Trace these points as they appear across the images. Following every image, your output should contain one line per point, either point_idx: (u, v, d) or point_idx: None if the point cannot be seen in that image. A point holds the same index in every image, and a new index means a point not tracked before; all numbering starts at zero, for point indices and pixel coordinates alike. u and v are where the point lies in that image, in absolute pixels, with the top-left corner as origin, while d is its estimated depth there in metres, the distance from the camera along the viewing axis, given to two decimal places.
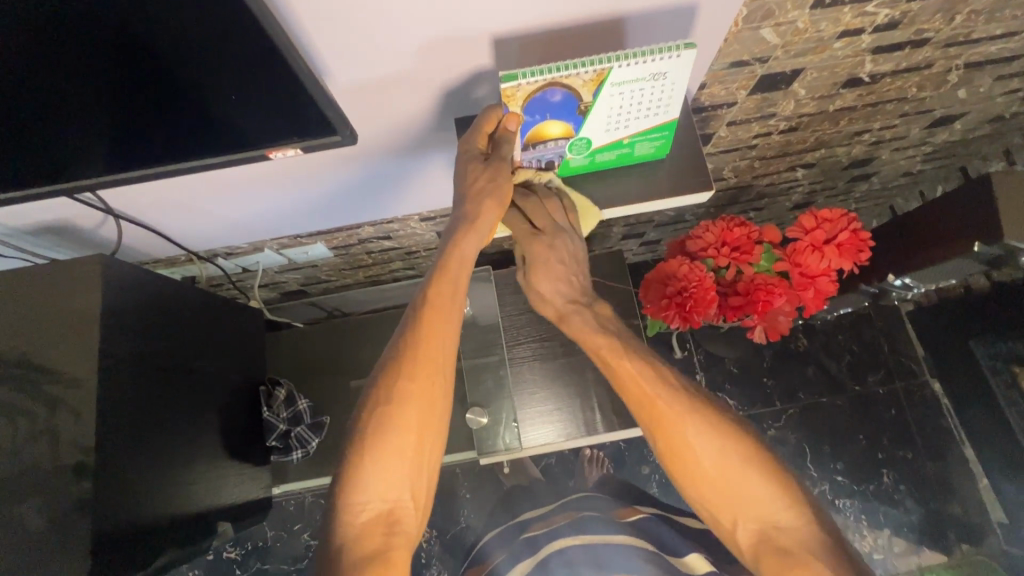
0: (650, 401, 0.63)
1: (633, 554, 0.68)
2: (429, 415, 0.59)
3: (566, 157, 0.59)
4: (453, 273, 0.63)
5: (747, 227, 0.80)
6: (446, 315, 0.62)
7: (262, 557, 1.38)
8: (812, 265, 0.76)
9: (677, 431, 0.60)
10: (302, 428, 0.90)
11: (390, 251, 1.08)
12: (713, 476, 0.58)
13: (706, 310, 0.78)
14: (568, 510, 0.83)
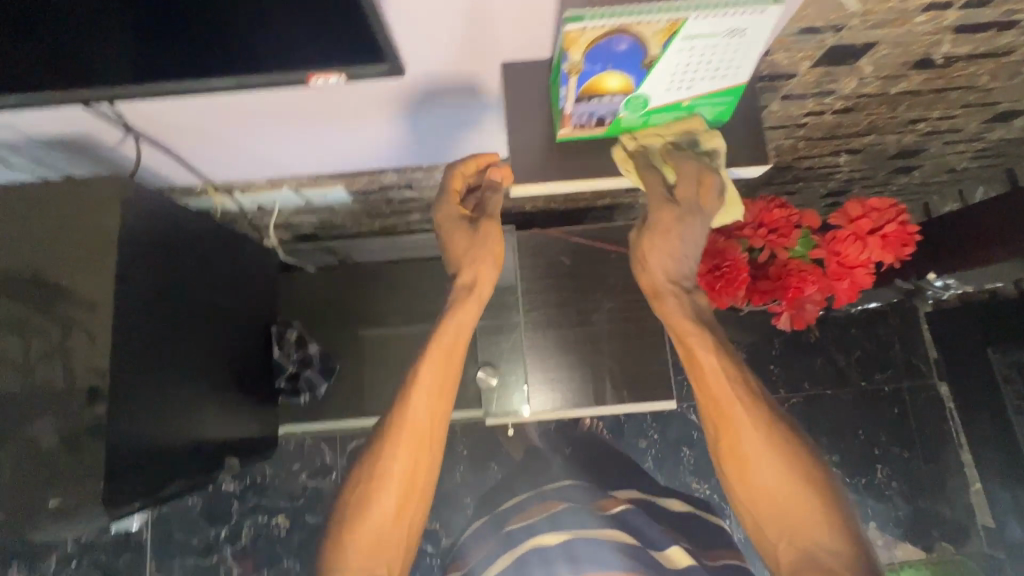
0: (722, 399, 0.54)
1: (614, 548, 0.58)
2: (411, 496, 0.55)
3: (619, 116, 0.53)
4: (443, 347, 0.58)
5: (787, 210, 0.78)
6: (438, 392, 0.57)
7: (259, 492, 1.42)
8: (852, 256, 0.73)
9: (745, 438, 0.53)
10: (308, 372, 0.91)
11: (410, 202, 1.05)
12: (774, 487, 0.51)
13: (735, 292, 0.76)
14: (544, 501, 0.72)
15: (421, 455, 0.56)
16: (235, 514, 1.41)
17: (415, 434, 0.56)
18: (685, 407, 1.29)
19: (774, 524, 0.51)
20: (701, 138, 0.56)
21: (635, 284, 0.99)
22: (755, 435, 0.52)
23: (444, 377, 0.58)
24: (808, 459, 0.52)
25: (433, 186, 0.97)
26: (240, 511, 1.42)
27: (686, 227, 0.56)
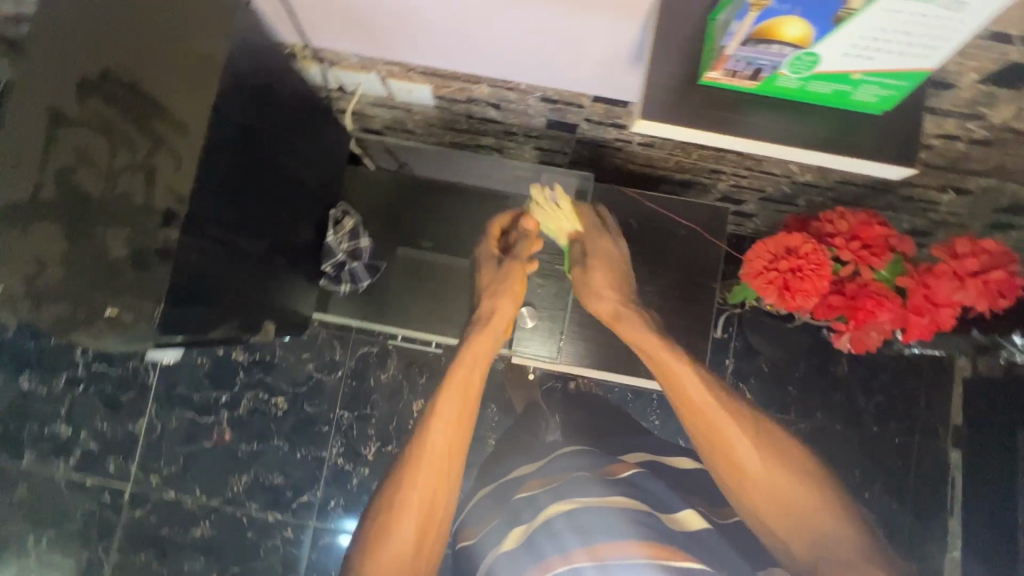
0: (712, 420, 0.69)
1: (624, 519, 0.62)
2: (429, 516, 0.71)
3: (779, 73, 0.50)
4: (458, 388, 0.79)
5: (887, 229, 0.74)
6: (458, 431, 0.76)
7: (267, 370, 1.46)
8: (942, 294, 0.70)
9: (736, 447, 0.67)
10: (354, 264, 0.94)
11: (489, 123, 1.02)
12: (768, 483, 0.64)
13: (809, 297, 0.73)
14: (550, 471, 0.75)
15: (441, 486, 0.73)
16: (239, 384, 1.46)
17: (438, 467, 0.73)
18: None
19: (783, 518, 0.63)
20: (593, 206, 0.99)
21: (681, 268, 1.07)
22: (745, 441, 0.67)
23: (460, 412, 0.77)
24: (790, 455, 0.66)
25: (519, 109, 0.94)
26: (243, 383, 1.46)
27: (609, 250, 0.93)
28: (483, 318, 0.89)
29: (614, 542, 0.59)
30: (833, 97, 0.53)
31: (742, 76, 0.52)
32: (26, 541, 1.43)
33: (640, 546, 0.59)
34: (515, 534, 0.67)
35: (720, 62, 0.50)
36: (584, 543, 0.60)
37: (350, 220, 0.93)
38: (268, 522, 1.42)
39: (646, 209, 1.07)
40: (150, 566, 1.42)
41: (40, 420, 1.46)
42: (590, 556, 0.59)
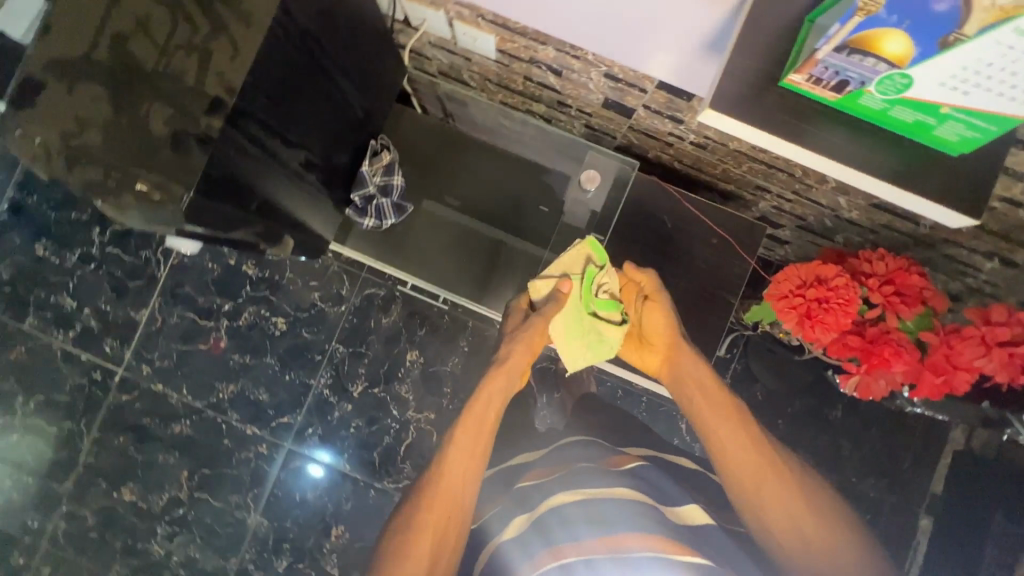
0: (758, 462, 0.75)
1: (639, 514, 0.68)
2: (441, 542, 0.71)
3: (866, 90, 0.51)
4: (474, 421, 0.79)
5: (925, 281, 0.72)
6: (470, 467, 0.76)
7: (273, 289, 1.48)
8: (964, 357, 0.68)
9: (779, 487, 0.73)
10: (382, 200, 0.93)
11: (546, 89, 1.00)
12: (801, 523, 0.71)
13: (828, 331, 0.72)
14: (560, 460, 0.82)
15: (453, 514, 0.73)
16: (243, 297, 1.48)
17: (450, 496, 0.73)
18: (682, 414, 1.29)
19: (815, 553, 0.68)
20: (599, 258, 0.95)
21: (695, 281, 1.08)
22: (783, 484, 0.73)
23: (475, 446, 0.77)
24: (824, 503, 0.72)
25: (579, 80, 0.92)
26: (248, 297, 1.48)
27: (651, 311, 0.93)
28: (501, 359, 0.87)
29: (626, 535, 0.66)
30: (915, 126, 0.54)
31: (825, 86, 0.52)
32: (14, 399, 1.47)
33: (652, 540, 0.65)
34: (520, 520, 0.73)
35: (807, 66, 0.50)
36: (598, 534, 0.66)
37: (388, 156, 0.93)
38: (245, 434, 1.46)
39: (679, 209, 1.08)
40: (126, 450, 1.46)
41: (47, 288, 1.49)
42: (603, 546, 0.65)
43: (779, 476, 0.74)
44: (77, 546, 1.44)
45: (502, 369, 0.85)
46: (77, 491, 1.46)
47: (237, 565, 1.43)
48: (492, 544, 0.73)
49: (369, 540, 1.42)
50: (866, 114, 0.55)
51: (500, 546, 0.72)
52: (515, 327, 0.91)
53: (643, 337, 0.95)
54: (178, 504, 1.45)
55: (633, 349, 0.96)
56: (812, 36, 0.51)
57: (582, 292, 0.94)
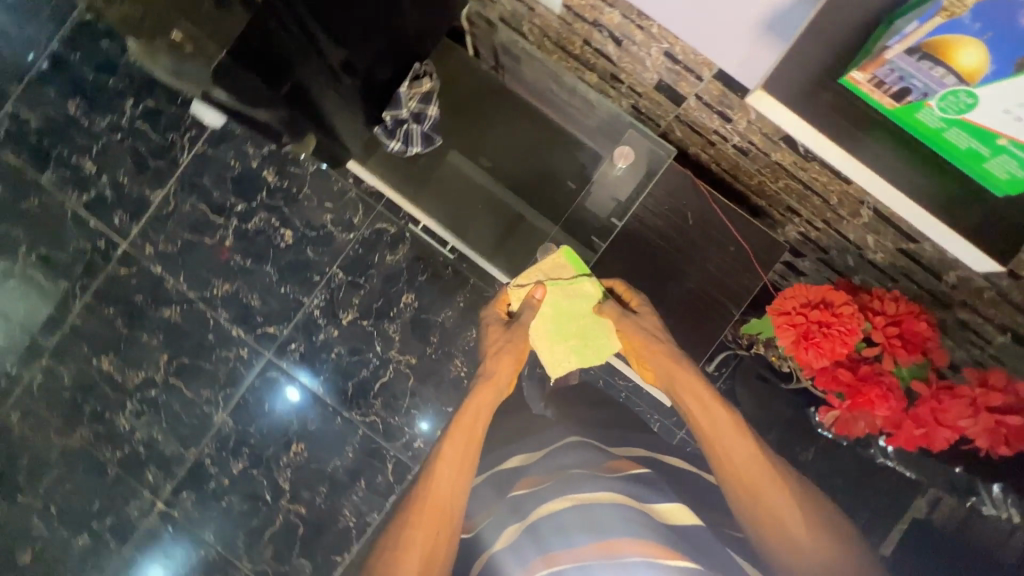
0: (754, 477, 0.78)
1: (629, 519, 0.69)
2: (434, 548, 0.84)
3: (926, 103, 0.55)
4: (460, 435, 0.94)
5: (933, 331, 0.71)
6: (454, 480, 0.90)
7: (287, 201, 1.47)
8: (950, 413, 0.67)
9: (777, 500, 0.75)
10: (413, 126, 1.02)
11: (602, 58, 0.99)
12: (799, 538, 0.71)
13: (823, 356, 0.71)
14: (556, 464, 0.86)
15: (441, 525, 0.86)
16: (258, 201, 1.48)
17: (437, 505, 0.88)
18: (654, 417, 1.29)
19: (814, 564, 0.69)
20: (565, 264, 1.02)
21: (703, 288, 1.07)
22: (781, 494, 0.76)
23: (463, 454, 0.92)
24: (817, 517, 0.75)
25: (638, 54, 0.90)
26: (262, 202, 1.48)
27: (645, 320, 0.99)
28: (488, 374, 1.01)
29: (620, 539, 0.67)
30: (965, 153, 0.58)
31: (885, 91, 0.56)
32: (18, 247, 1.49)
33: (646, 545, 0.66)
34: (515, 528, 0.78)
35: (877, 66, 0.53)
36: (592, 540, 0.68)
37: (429, 83, 1.01)
38: (230, 335, 1.47)
39: (706, 210, 1.06)
40: (113, 321, 1.48)
41: (71, 147, 1.49)
42: (598, 551, 0.67)
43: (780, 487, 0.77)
44: (48, 400, 1.48)
45: (490, 382, 1.00)
46: (60, 350, 1.49)
47: (195, 456, 1.46)
48: (490, 550, 0.79)
49: (326, 464, 1.44)
50: (921, 133, 0.59)
51: (498, 552, 0.77)
52: (497, 343, 1.01)
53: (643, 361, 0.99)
54: (152, 386, 1.47)
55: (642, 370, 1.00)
56: (885, 35, 0.52)
57: (554, 296, 0.98)
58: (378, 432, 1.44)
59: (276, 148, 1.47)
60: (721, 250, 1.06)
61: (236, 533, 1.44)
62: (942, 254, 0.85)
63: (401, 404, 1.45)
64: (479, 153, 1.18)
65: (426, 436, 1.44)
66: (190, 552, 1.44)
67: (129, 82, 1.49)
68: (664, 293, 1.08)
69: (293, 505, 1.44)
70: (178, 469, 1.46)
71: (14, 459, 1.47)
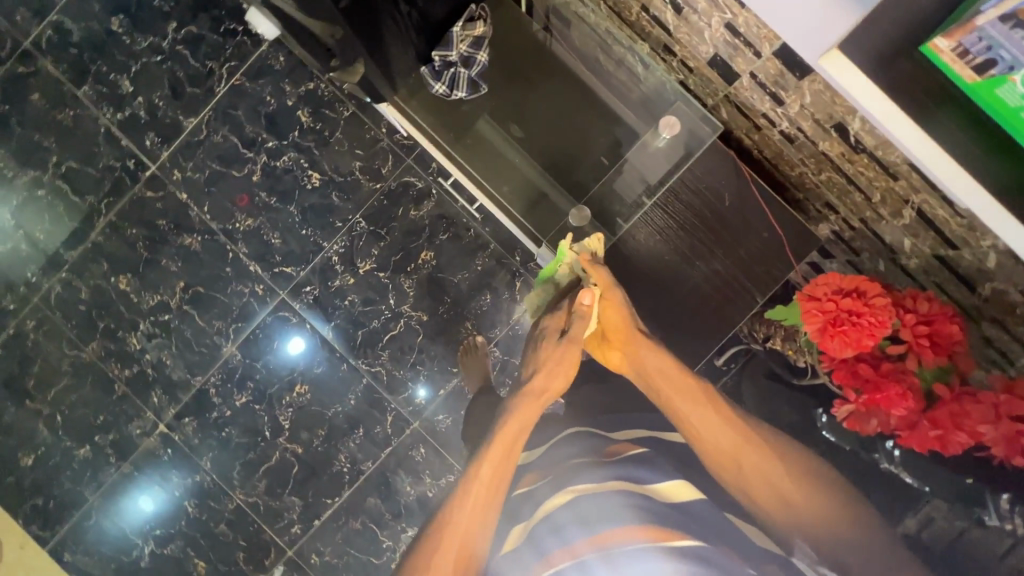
0: (735, 451, 0.81)
1: (625, 507, 0.73)
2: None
3: (1010, 77, 0.54)
4: (496, 454, 0.91)
5: (962, 335, 0.70)
6: (481, 512, 0.84)
7: (318, 143, 1.47)
8: (969, 418, 0.66)
9: (759, 465, 0.79)
10: (460, 70, 1.01)
11: (660, 25, 0.98)
12: (792, 497, 0.74)
13: (851, 345, 0.70)
14: (558, 461, 0.92)
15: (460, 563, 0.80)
16: (289, 139, 1.47)
17: (461, 543, 0.81)
18: None
19: (812, 527, 0.72)
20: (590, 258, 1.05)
21: (728, 275, 1.08)
22: (771, 465, 0.78)
23: (494, 477, 0.88)
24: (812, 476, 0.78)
25: (697, 24, 0.90)
26: (293, 141, 1.47)
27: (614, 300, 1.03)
28: (532, 389, 1.02)
29: (614, 529, 0.70)
30: None
31: (968, 63, 0.55)
32: (49, 158, 1.50)
33: (640, 530, 0.69)
34: (521, 529, 0.83)
35: (962, 32, 0.53)
36: (587, 535, 0.72)
37: (483, 28, 1.00)
38: (248, 270, 1.48)
39: (744, 193, 1.04)
40: (135, 242, 1.49)
41: (110, 64, 1.49)
42: (592, 544, 0.70)
43: (770, 462, 0.79)
44: (65, 312, 1.50)
45: (536, 399, 1.00)
46: (80, 264, 1.50)
47: (200, 384, 1.48)
48: (498, 553, 0.82)
49: (327, 408, 1.46)
50: (1005, 116, 0.57)
51: (506, 554, 0.81)
52: (548, 355, 1.03)
53: (601, 334, 1.03)
54: (166, 310, 1.49)
55: (598, 351, 1.04)
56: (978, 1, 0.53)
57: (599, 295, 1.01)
58: (382, 383, 1.46)
59: (314, 88, 1.47)
60: (752, 242, 1.06)
61: (232, 463, 1.47)
62: (981, 262, 0.82)
63: (407, 359, 1.45)
64: (519, 118, 1.16)
65: (427, 394, 1.45)
66: (186, 477, 1.47)
67: (175, 5, 1.48)
68: (691, 273, 1.08)
69: (290, 443, 1.46)
70: (183, 395, 1.49)
71: (25, 365, 1.50)
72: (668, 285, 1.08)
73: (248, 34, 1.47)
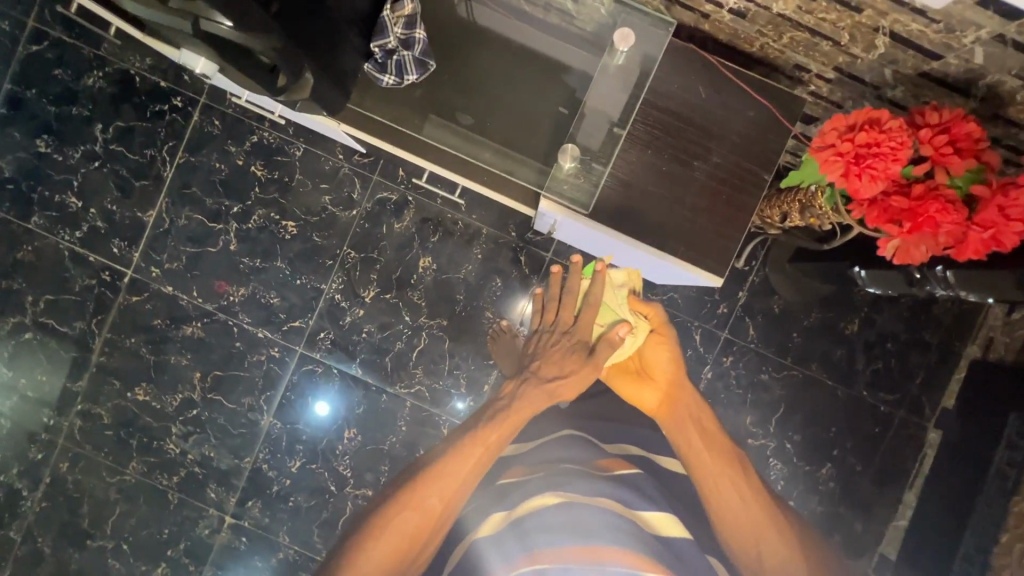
0: (756, 526, 0.87)
1: (615, 529, 0.77)
2: (425, 525, 0.83)
3: None
4: (499, 427, 0.92)
5: (982, 131, 0.71)
6: (470, 468, 0.87)
7: (282, 192, 1.44)
8: (1018, 206, 0.68)
9: (774, 547, 0.85)
10: (404, 54, 1.01)
11: None
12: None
13: (879, 176, 0.72)
14: (542, 461, 0.95)
15: (444, 506, 0.84)
16: (252, 198, 1.44)
17: (448, 489, 0.84)
18: (695, 324, 1.39)
19: None
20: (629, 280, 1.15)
21: (738, 170, 0.97)
22: (785, 548, 0.85)
23: (492, 440, 0.90)
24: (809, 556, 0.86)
25: None
26: (257, 198, 1.44)
27: (659, 340, 1.11)
28: (554, 376, 1.02)
29: (602, 547, 0.73)
30: None
31: None
32: (24, 300, 1.46)
33: (626, 556, 0.72)
34: (499, 516, 0.83)
35: None
36: (576, 544, 0.74)
37: (411, 5, 0.99)
38: (257, 337, 1.45)
39: (718, 76, 0.96)
40: (138, 351, 1.46)
41: (51, 186, 1.45)
42: (580, 555, 0.72)
43: (783, 545, 0.86)
44: (94, 443, 1.46)
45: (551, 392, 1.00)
46: (92, 390, 1.46)
47: (251, 464, 1.45)
48: (472, 538, 0.82)
49: (382, 442, 1.43)
50: None
51: (477, 540, 0.81)
52: (562, 345, 1.05)
53: (643, 369, 1.09)
54: (192, 405, 1.46)
55: (630, 383, 1.08)
56: None
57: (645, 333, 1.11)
58: (426, 400, 1.43)
59: (260, 139, 1.43)
60: (748, 124, 0.96)
61: (310, 529, 1.44)
62: (969, 62, 0.81)
63: (443, 368, 1.43)
64: (470, 90, 1.13)
65: (472, 396, 1.43)
66: (270, 558, 1.45)
67: (94, 106, 1.44)
68: (692, 175, 0.97)
69: (358, 489, 1.44)
70: (238, 480, 1.45)
71: (73, 508, 1.46)
72: (675, 210, 0.96)
73: (175, 109, 1.44)
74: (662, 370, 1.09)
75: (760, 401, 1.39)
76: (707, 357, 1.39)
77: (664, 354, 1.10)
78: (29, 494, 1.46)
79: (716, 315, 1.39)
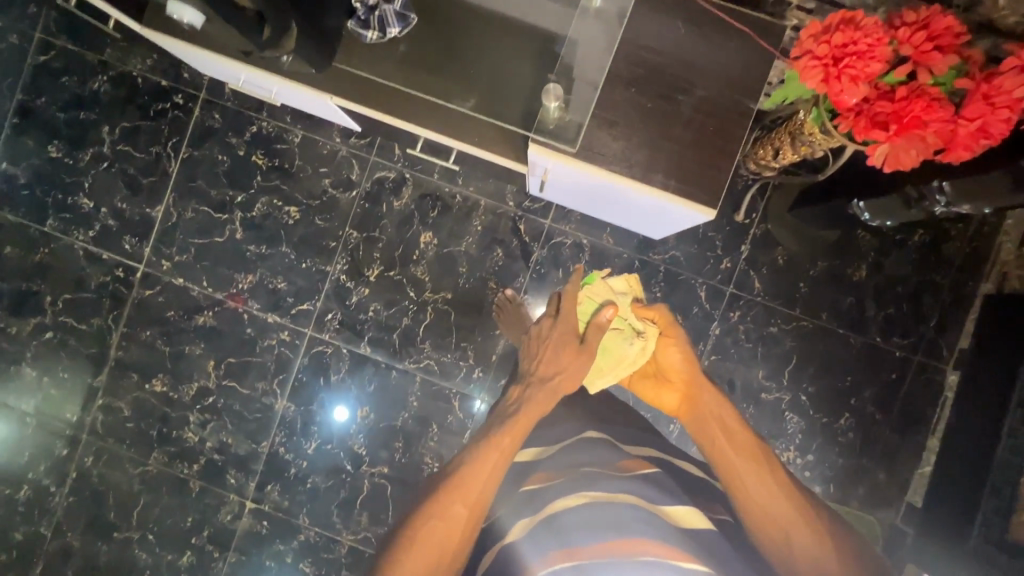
0: (786, 519, 0.80)
1: (648, 525, 0.73)
2: (456, 527, 0.80)
3: None
4: (516, 427, 0.92)
5: (958, 25, 0.73)
6: (493, 471, 0.86)
7: (283, 177, 1.47)
8: (1001, 92, 0.71)
9: (806, 539, 0.78)
10: (385, 8, 1.08)
11: None
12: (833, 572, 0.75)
13: (859, 76, 0.74)
14: (567, 458, 0.90)
15: (473, 506, 0.82)
16: (255, 187, 1.48)
17: (475, 495, 0.83)
18: (699, 281, 1.39)
19: None
20: (627, 282, 1.14)
21: (726, 104, 0.97)
22: (818, 542, 0.78)
23: (511, 441, 0.90)
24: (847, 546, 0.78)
25: None
26: (260, 187, 1.48)
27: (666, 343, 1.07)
28: (554, 372, 1.01)
29: (635, 543, 0.70)
30: None
31: None
32: (43, 300, 1.50)
33: (663, 550, 0.69)
34: (526, 522, 0.80)
35: None
36: (608, 539, 0.71)
37: None
38: (267, 323, 1.48)
39: (696, 14, 0.97)
40: (154, 343, 1.49)
41: (64, 189, 1.50)
42: (613, 550, 0.70)
43: (815, 539, 0.78)
44: (116, 436, 1.50)
45: (555, 384, 1.00)
46: (112, 385, 1.50)
47: (268, 448, 1.47)
48: (503, 541, 0.79)
49: (395, 419, 1.44)
50: None
51: (510, 543, 0.78)
52: (555, 344, 1.04)
53: (659, 373, 1.07)
54: (208, 393, 1.49)
55: (650, 387, 1.08)
56: None
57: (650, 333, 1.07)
58: (436, 374, 1.44)
59: (259, 129, 1.48)
60: (732, 57, 0.97)
61: (330, 510, 1.45)
62: None
63: (451, 342, 1.44)
64: (457, 54, 1.15)
65: (481, 368, 1.44)
66: (292, 541, 1.46)
67: (100, 109, 1.49)
68: (680, 110, 0.97)
69: (374, 468, 1.45)
70: (256, 465, 1.47)
71: (99, 499, 1.49)
72: (665, 146, 0.97)
73: (177, 106, 1.48)
74: (676, 367, 1.04)
75: (772, 355, 1.37)
76: (714, 313, 1.38)
77: (677, 355, 1.05)
78: (57, 490, 1.50)
79: (720, 270, 1.38)
